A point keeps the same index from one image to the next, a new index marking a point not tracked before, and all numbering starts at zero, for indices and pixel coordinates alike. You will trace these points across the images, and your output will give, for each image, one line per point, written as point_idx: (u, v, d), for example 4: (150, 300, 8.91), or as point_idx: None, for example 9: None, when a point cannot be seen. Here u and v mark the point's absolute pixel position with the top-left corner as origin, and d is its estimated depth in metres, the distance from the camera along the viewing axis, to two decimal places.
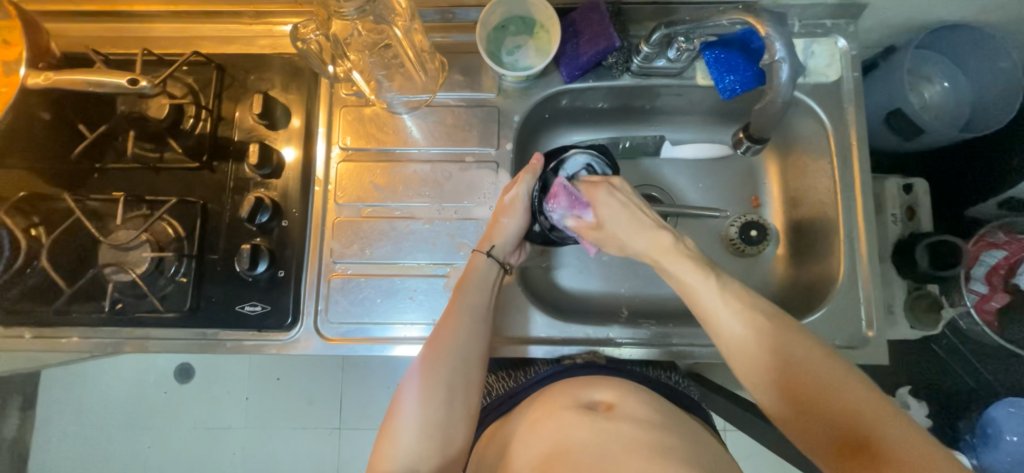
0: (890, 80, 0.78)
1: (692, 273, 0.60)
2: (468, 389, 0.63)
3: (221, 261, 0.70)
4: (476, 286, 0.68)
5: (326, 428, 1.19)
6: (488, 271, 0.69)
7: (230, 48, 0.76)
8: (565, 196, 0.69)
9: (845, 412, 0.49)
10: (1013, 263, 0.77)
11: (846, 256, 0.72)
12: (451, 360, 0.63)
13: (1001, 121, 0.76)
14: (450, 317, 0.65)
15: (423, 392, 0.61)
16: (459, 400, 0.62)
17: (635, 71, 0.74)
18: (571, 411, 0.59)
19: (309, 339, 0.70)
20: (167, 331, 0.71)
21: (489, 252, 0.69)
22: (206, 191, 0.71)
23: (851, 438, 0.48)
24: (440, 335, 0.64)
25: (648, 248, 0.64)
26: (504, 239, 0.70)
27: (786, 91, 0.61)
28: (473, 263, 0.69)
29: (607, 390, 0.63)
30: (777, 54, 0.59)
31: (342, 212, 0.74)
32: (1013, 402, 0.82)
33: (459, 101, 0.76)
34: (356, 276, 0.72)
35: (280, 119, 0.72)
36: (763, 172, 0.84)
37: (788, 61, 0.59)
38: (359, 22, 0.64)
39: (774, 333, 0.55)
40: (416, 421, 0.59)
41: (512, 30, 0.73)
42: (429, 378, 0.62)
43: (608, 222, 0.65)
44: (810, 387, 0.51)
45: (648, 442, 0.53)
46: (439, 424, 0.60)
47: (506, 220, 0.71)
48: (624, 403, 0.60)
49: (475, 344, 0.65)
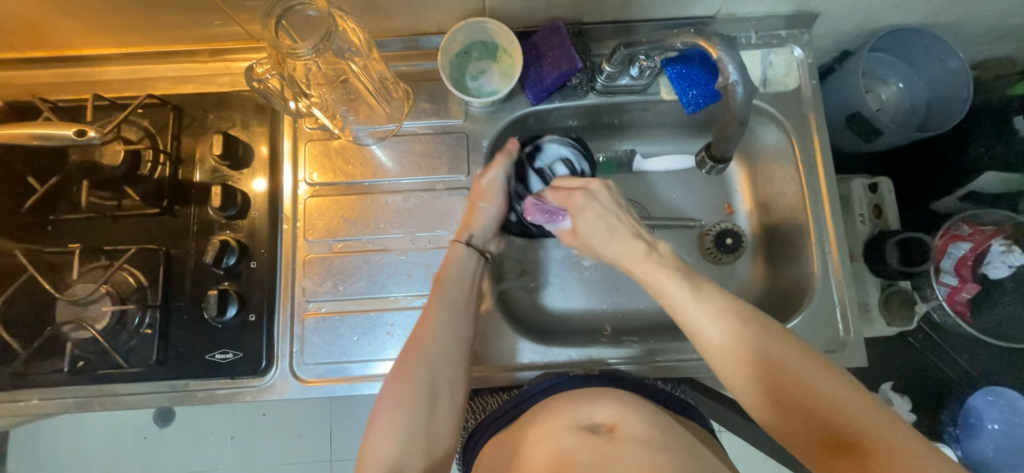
0: (847, 84, 0.80)
1: (669, 282, 0.61)
2: (452, 383, 0.64)
3: (188, 309, 0.67)
4: (455, 280, 0.69)
5: (317, 462, 1.15)
6: (466, 262, 0.71)
7: (187, 88, 0.74)
8: (538, 211, 0.72)
9: (835, 414, 0.49)
10: (978, 253, 0.81)
11: (819, 259, 0.73)
12: (434, 358, 0.63)
13: (953, 120, 0.79)
14: (430, 315, 0.66)
15: (406, 389, 0.62)
16: (444, 397, 0.63)
17: (600, 89, 0.74)
18: (574, 433, 0.58)
19: (284, 383, 0.68)
20: (134, 385, 0.67)
21: (467, 241, 0.71)
22: (167, 236, 0.69)
23: (842, 442, 0.48)
24: (422, 333, 0.65)
25: (627, 257, 0.66)
26: (480, 226, 0.72)
27: (744, 111, 0.62)
28: (452, 252, 0.70)
29: (605, 408, 0.61)
30: (731, 77, 0.60)
31: (313, 249, 0.72)
32: (991, 391, 0.86)
33: (426, 129, 0.75)
34: (330, 313, 0.70)
35: (243, 158, 0.70)
36: (733, 178, 0.85)
37: (742, 83, 0.59)
38: (319, 60, 0.62)
39: (755, 340, 0.55)
40: (399, 419, 0.60)
41: (475, 55, 0.73)
42: (409, 373, 0.63)
43: (585, 233, 0.68)
44: (796, 392, 0.51)
45: (650, 464, 0.51)
46: (424, 422, 0.61)
47: (484, 205, 0.72)
48: (625, 423, 0.58)
49: (458, 337, 0.66)
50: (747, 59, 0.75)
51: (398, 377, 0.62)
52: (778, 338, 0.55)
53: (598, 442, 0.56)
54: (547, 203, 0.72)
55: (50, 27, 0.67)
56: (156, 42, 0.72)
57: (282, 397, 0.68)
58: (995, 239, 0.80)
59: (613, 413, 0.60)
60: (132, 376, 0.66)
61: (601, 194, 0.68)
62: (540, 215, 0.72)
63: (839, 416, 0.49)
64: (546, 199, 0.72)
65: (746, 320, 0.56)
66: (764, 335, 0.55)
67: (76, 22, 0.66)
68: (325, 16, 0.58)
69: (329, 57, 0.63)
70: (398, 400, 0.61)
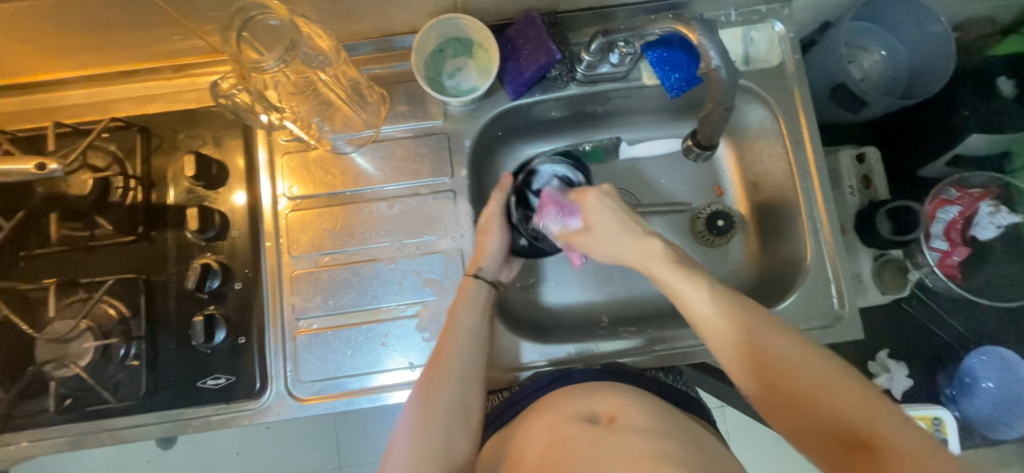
0: (829, 56, 0.79)
1: (685, 282, 0.58)
2: (468, 411, 0.62)
3: (174, 337, 0.65)
4: (468, 308, 0.67)
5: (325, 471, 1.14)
6: (478, 293, 0.68)
7: (152, 107, 0.70)
8: (553, 205, 0.70)
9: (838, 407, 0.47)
10: (967, 216, 0.83)
11: (811, 235, 0.72)
12: (451, 385, 0.62)
13: (937, 86, 0.79)
14: (445, 344, 0.65)
15: (423, 419, 0.60)
16: (460, 425, 0.61)
17: (581, 79, 0.72)
18: (573, 425, 0.57)
19: (281, 403, 0.66)
20: (125, 418, 0.66)
21: (477, 274, 0.69)
22: (146, 264, 0.66)
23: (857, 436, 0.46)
24: (437, 363, 0.64)
25: (639, 259, 0.62)
26: (490, 257, 0.70)
27: (728, 98, 0.61)
28: (463, 288, 0.68)
29: (606, 399, 0.60)
30: (712, 62, 0.58)
31: (298, 264, 0.70)
32: (985, 350, 0.85)
33: (406, 132, 0.73)
34: (322, 329, 0.68)
35: (217, 177, 0.68)
36: (720, 159, 0.84)
37: (723, 67, 0.58)
38: (289, 70, 0.59)
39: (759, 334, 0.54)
40: (417, 450, 0.58)
41: (450, 52, 0.71)
42: (427, 401, 0.61)
43: (595, 231, 0.65)
44: (803, 394, 0.49)
45: (652, 450, 0.51)
46: (441, 445, 0.59)
47: (486, 239, 0.70)
48: (625, 414, 0.57)
49: (475, 366, 0.65)
50: (728, 38, 0.74)
51: (415, 406, 0.61)
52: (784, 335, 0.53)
53: (598, 432, 0.55)
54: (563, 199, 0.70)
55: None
56: (117, 61, 0.68)
57: (279, 418, 0.66)
58: (984, 200, 0.82)
59: (614, 403, 0.59)
60: (124, 408, 0.65)
61: (612, 195, 0.67)
62: (554, 208, 0.70)
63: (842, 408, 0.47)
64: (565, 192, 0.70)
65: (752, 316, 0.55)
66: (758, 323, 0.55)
67: (27, 47, 0.63)
68: (288, 25, 0.55)
69: (298, 65, 0.59)
70: (415, 428, 0.60)
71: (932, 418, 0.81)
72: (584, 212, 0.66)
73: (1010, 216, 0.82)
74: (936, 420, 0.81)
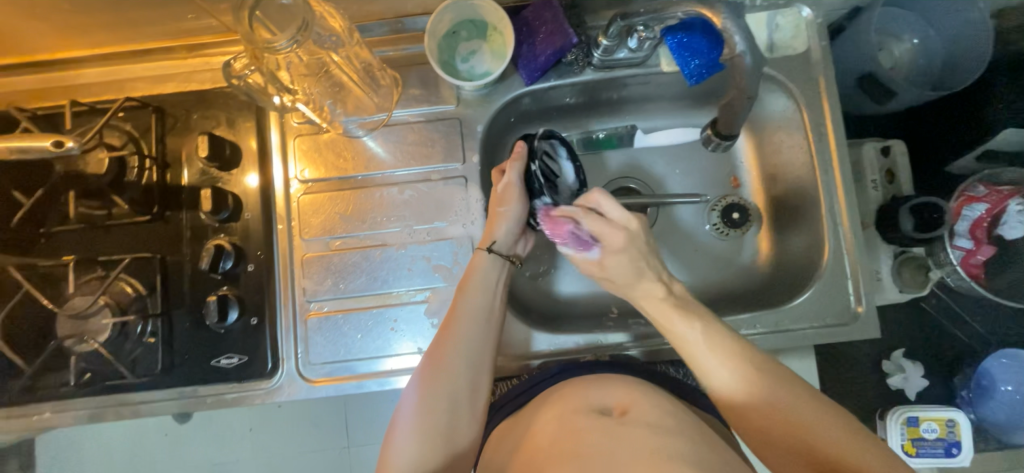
0: (859, 44, 0.76)
1: (683, 325, 0.59)
2: (473, 395, 0.62)
3: (188, 316, 0.66)
4: (480, 288, 0.66)
5: (333, 450, 1.12)
6: (491, 270, 0.67)
7: (167, 87, 0.70)
8: (568, 236, 0.65)
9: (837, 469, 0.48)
10: (995, 214, 0.80)
11: (830, 232, 0.70)
12: (457, 367, 0.62)
13: (970, 77, 0.76)
14: (452, 325, 0.64)
15: (428, 400, 0.60)
16: (465, 408, 0.62)
17: (597, 65, 0.70)
18: (583, 417, 0.57)
19: (292, 384, 0.67)
20: (142, 393, 0.67)
21: (489, 248, 0.68)
22: (161, 244, 0.67)
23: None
24: (444, 342, 0.63)
25: (645, 300, 0.61)
26: (505, 232, 0.69)
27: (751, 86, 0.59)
28: (474, 262, 0.67)
29: (616, 392, 0.60)
30: (737, 47, 0.57)
31: (310, 248, 0.70)
32: (1006, 354, 0.83)
33: (418, 117, 0.72)
34: (333, 312, 0.69)
35: (230, 159, 0.68)
36: (739, 149, 0.82)
37: (749, 53, 0.57)
38: (301, 50, 0.59)
39: (769, 389, 0.54)
40: (420, 429, 0.59)
41: (464, 35, 0.69)
42: (434, 382, 0.61)
43: (610, 270, 0.62)
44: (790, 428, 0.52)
45: (662, 448, 0.51)
46: (444, 425, 0.60)
47: (503, 209, 0.69)
48: (637, 407, 0.57)
49: (483, 350, 0.64)
50: (752, 23, 0.71)
51: (421, 385, 0.61)
52: (798, 391, 0.54)
53: (608, 424, 0.55)
54: (578, 230, 0.64)
55: (19, 31, 0.64)
56: (132, 40, 0.68)
57: (290, 398, 0.67)
58: (1014, 199, 0.79)
59: (625, 396, 0.59)
60: (141, 383, 0.66)
61: (636, 231, 0.61)
62: (569, 239, 0.65)
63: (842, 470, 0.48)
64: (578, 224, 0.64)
65: (760, 370, 0.56)
66: (769, 377, 0.55)
67: (45, 25, 0.63)
68: (301, 5, 0.54)
69: (312, 44, 0.59)
70: (418, 407, 0.60)
71: (946, 420, 0.79)
72: (602, 249, 0.62)
73: None
74: (950, 421, 0.79)
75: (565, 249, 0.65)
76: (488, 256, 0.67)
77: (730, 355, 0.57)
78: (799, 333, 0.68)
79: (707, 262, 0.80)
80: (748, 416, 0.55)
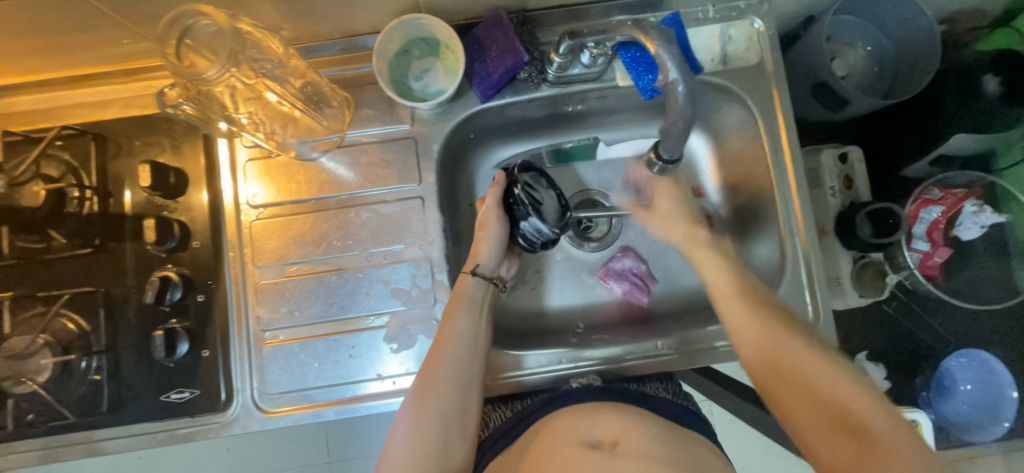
0: (812, 53, 0.76)
1: (710, 260, 0.67)
2: (464, 417, 0.62)
3: (136, 351, 0.64)
4: (467, 310, 0.65)
5: (315, 465, 1.06)
6: (476, 291, 0.67)
7: (107, 113, 0.67)
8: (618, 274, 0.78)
9: (857, 437, 0.50)
10: (951, 216, 0.82)
11: (787, 241, 0.71)
12: (446, 390, 0.61)
13: (920, 85, 0.77)
14: (438, 349, 0.63)
15: (418, 426, 0.60)
16: (455, 430, 0.61)
17: (553, 80, 0.70)
18: (575, 453, 0.58)
19: (248, 416, 0.65)
20: (89, 432, 0.65)
21: (474, 272, 0.68)
22: (104, 277, 0.65)
23: (843, 433, 0.51)
24: (433, 366, 0.62)
25: (683, 239, 0.70)
26: (487, 254, 0.70)
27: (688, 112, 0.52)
28: (461, 285, 0.67)
29: (605, 425, 0.61)
30: (670, 75, 0.50)
31: (264, 275, 0.68)
32: (965, 353, 0.85)
33: (372, 137, 0.70)
34: (289, 341, 0.67)
35: (176, 187, 0.66)
36: (702, 160, 0.81)
37: (682, 82, 0.49)
38: (241, 74, 0.56)
39: (789, 350, 0.57)
40: (412, 454, 0.58)
41: (417, 53, 0.68)
42: (422, 407, 0.60)
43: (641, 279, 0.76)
44: (822, 387, 0.53)
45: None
46: (437, 446, 0.59)
47: (485, 232, 0.70)
48: (627, 438, 0.58)
49: (471, 372, 0.63)
50: (706, 35, 0.71)
51: (409, 411, 0.60)
52: (820, 357, 0.56)
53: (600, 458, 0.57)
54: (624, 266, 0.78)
55: None
56: (67, 66, 0.66)
57: (247, 430, 0.65)
58: (967, 200, 0.81)
59: (616, 427, 0.60)
60: (90, 422, 0.64)
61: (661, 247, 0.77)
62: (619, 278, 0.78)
63: (868, 435, 0.49)
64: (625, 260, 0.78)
65: (783, 335, 0.58)
66: (795, 340, 0.57)
67: None
68: (228, 31, 0.51)
69: (247, 70, 0.56)
70: (408, 434, 0.59)
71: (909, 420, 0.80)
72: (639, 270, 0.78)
73: (994, 216, 0.82)
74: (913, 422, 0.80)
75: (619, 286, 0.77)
76: (472, 278, 0.68)
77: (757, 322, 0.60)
78: None
79: (673, 273, 0.80)
80: (774, 380, 0.57)
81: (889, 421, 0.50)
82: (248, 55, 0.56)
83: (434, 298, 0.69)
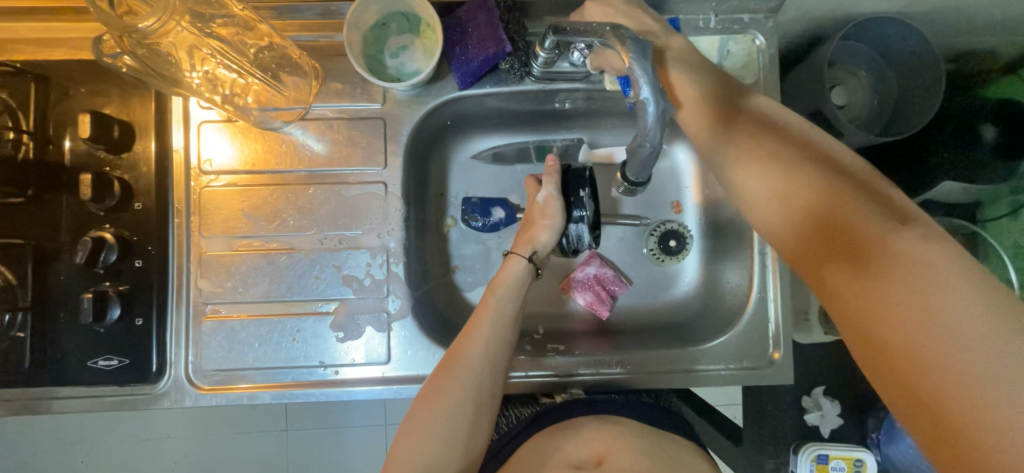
0: (812, 78, 0.73)
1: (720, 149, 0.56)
2: (491, 401, 0.58)
3: (65, 311, 0.61)
4: (508, 292, 0.63)
5: (271, 432, 1.01)
6: (523, 275, 0.65)
7: (52, 52, 0.62)
8: (578, 285, 0.75)
9: (927, 328, 0.39)
10: None
11: (759, 271, 0.69)
12: (475, 372, 0.57)
13: (919, 124, 0.73)
14: (472, 328, 0.60)
15: (443, 399, 0.56)
16: (481, 412, 0.57)
17: (537, 75, 0.66)
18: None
19: (179, 391, 0.63)
20: (11, 389, 0.62)
21: (530, 258, 0.66)
22: (36, 230, 0.61)
23: (849, 263, 0.45)
24: (464, 344, 0.59)
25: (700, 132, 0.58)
26: (544, 242, 0.68)
27: (656, 137, 0.45)
28: (509, 265, 0.65)
29: (588, 440, 0.62)
30: (642, 92, 0.43)
31: (209, 245, 0.65)
32: None
33: (338, 113, 0.66)
34: (230, 317, 0.64)
35: (121, 143, 0.61)
36: (685, 175, 0.79)
37: (654, 102, 0.43)
38: (183, 22, 0.51)
39: (805, 191, 0.49)
40: (436, 426, 0.55)
41: (395, 28, 0.63)
42: (450, 382, 0.57)
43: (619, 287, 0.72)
44: (840, 220, 0.46)
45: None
46: (463, 426, 0.56)
47: (546, 222, 0.68)
48: (614, 454, 0.60)
49: (502, 355, 0.59)
50: (703, 46, 0.67)
51: (435, 384, 0.57)
52: (882, 213, 0.46)
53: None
54: (585, 275, 0.76)
55: None
56: None
57: (176, 406, 0.63)
58: None
59: (598, 444, 0.62)
60: (11, 380, 0.61)
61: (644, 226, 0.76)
62: (579, 286, 0.76)
63: (897, 274, 0.42)
64: (586, 269, 0.76)
65: (785, 161, 0.51)
66: (836, 182, 0.49)
67: None
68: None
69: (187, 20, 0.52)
70: (430, 407, 0.56)
71: (855, 459, 0.80)
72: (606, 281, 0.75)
73: None
74: (858, 461, 0.80)
75: (580, 298, 0.75)
76: (522, 262, 0.65)
77: (798, 188, 0.50)
78: (712, 374, 0.68)
79: (641, 287, 0.78)
80: (824, 254, 0.47)
81: (953, 268, 0.40)
82: (191, 6, 0.53)
83: (387, 290, 0.66)
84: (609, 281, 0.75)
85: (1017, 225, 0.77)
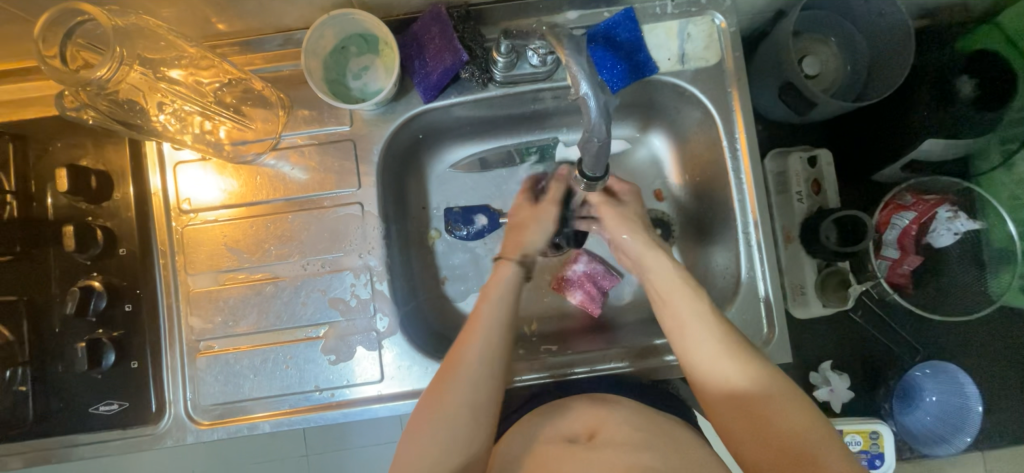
0: (779, 53, 0.72)
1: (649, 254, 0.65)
2: (490, 401, 0.56)
3: (62, 362, 0.62)
4: (499, 297, 0.64)
5: (291, 459, 0.96)
6: (511, 282, 0.66)
7: (27, 113, 0.64)
8: (568, 284, 0.76)
9: None
10: (924, 222, 0.79)
11: (747, 253, 0.67)
12: (473, 371, 0.57)
13: (892, 87, 0.71)
14: (468, 335, 0.60)
15: (447, 399, 0.55)
16: (482, 409, 0.55)
17: (499, 80, 0.66)
18: (549, 448, 0.55)
19: (179, 428, 0.64)
20: (21, 443, 0.63)
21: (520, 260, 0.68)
22: (27, 287, 0.62)
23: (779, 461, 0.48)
24: (462, 349, 0.59)
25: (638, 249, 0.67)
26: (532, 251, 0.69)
27: (603, 130, 0.44)
28: (500, 272, 0.67)
29: (582, 417, 0.58)
30: (581, 88, 0.43)
31: (197, 283, 0.66)
32: (928, 364, 0.83)
33: (308, 139, 0.67)
34: (222, 351, 0.65)
35: (100, 192, 0.63)
36: (665, 163, 0.78)
37: (594, 96, 0.43)
38: (136, 64, 0.52)
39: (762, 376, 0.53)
40: (435, 433, 0.53)
41: (354, 50, 0.64)
42: (456, 375, 0.56)
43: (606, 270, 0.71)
44: (783, 426, 0.49)
45: (630, 467, 0.49)
46: (463, 429, 0.54)
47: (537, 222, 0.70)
48: (605, 428, 0.56)
49: (501, 356, 0.59)
50: (663, 32, 0.66)
51: (436, 384, 0.56)
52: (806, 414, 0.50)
53: (576, 451, 0.53)
54: (572, 273, 0.76)
55: None
56: None
57: (179, 443, 0.64)
58: (940, 207, 0.78)
59: (590, 419, 0.57)
60: (20, 433, 0.62)
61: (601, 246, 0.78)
62: (569, 285, 0.76)
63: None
64: (572, 268, 0.76)
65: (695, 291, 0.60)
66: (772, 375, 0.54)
67: None
68: (111, 32, 0.48)
69: (140, 66, 0.54)
70: (436, 409, 0.54)
71: (870, 431, 0.78)
72: (596, 278, 0.75)
73: (969, 222, 0.79)
74: (874, 433, 0.78)
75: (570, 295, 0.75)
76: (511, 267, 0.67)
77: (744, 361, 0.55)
78: None
79: (632, 280, 0.77)
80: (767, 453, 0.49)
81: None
82: (140, 52, 0.54)
83: (373, 308, 0.66)
84: (600, 276, 0.75)
85: (1012, 176, 0.78)
